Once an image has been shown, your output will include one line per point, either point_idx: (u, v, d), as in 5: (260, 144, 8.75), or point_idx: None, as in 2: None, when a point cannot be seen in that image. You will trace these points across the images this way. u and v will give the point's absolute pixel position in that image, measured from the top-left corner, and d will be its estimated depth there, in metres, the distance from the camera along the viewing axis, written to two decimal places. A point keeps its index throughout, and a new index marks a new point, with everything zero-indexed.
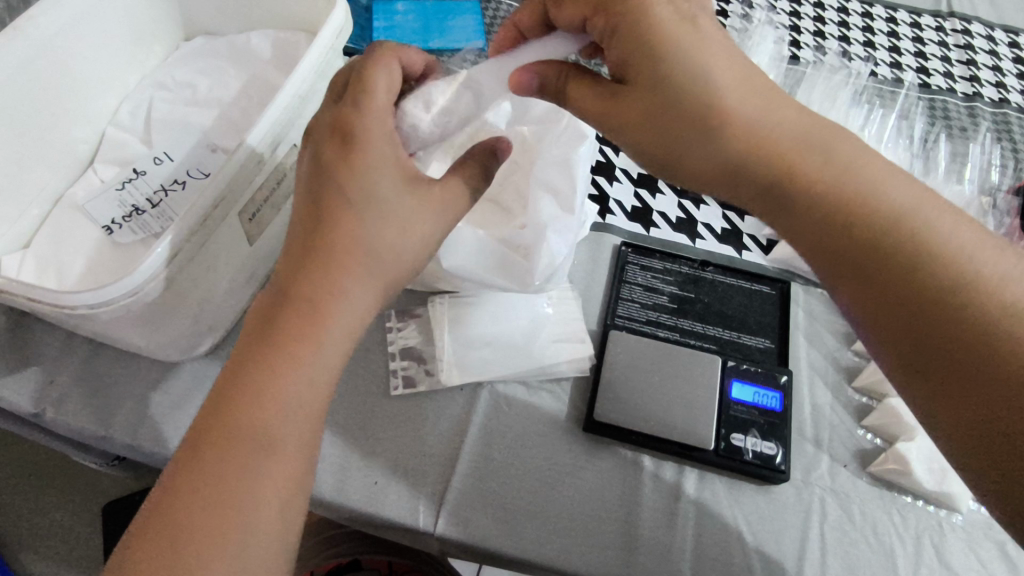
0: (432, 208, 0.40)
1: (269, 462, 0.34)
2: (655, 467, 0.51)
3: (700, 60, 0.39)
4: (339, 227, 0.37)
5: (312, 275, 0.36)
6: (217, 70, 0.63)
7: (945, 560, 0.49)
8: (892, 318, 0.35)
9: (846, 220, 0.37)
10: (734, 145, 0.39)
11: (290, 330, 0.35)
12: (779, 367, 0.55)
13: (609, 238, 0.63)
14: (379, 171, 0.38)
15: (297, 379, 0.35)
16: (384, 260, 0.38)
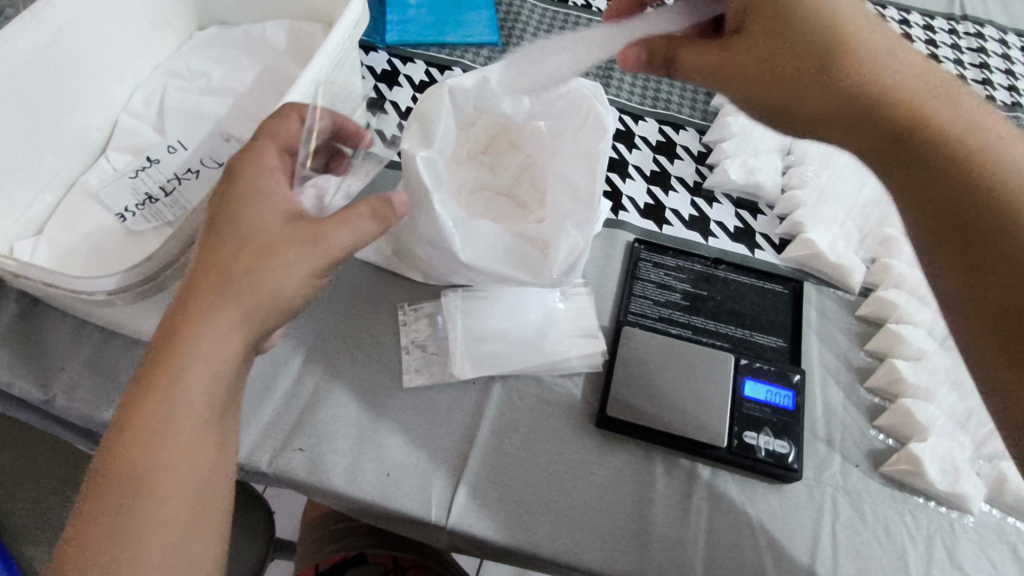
0: (302, 243, 0.40)
1: (138, 506, 0.34)
2: (667, 464, 0.51)
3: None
4: (212, 258, 0.38)
5: (184, 310, 0.37)
6: (232, 59, 0.63)
7: (956, 561, 0.49)
8: (961, 252, 0.37)
9: (927, 150, 0.39)
10: (824, 94, 0.41)
11: (155, 375, 0.36)
12: (791, 366, 0.55)
13: (622, 235, 0.63)
14: (255, 207, 0.40)
15: (169, 408, 0.35)
16: (259, 289, 0.38)
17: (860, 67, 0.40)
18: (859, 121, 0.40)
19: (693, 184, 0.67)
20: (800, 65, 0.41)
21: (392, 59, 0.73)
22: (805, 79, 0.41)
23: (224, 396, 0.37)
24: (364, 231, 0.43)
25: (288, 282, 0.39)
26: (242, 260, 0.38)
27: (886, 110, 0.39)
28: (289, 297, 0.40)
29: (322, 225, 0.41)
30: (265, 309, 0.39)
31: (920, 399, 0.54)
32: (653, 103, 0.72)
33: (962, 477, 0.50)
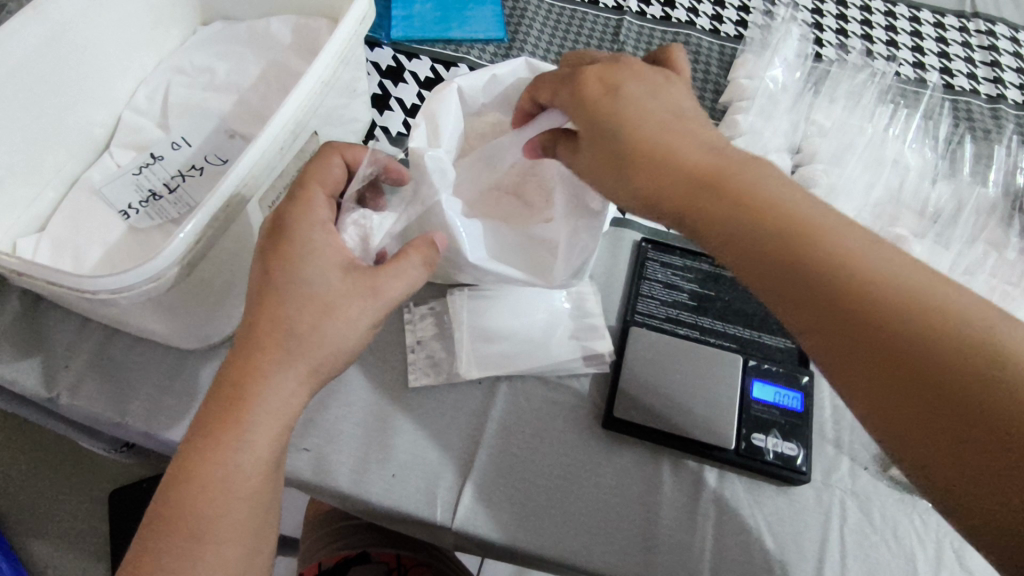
0: (362, 292, 0.42)
1: (208, 543, 0.37)
2: (675, 466, 0.51)
3: (654, 90, 0.43)
4: (271, 315, 0.40)
5: (246, 364, 0.39)
6: (237, 55, 0.63)
7: (965, 566, 0.48)
8: (867, 375, 0.32)
9: (812, 266, 0.34)
10: (692, 167, 0.39)
11: (225, 413, 0.38)
12: (800, 367, 0.54)
13: (629, 235, 0.62)
14: (310, 263, 0.41)
15: (238, 455, 0.38)
16: (315, 348, 0.41)
17: (646, 134, 0.41)
18: (697, 210, 0.38)
19: None
20: (633, 131, 0.41)
21: (398, 55, 0.73)
22: (661, 156, 0.40)
23: (285, 440, 0.41)
24: (411, 283, 0.44)
25: (341, 339, 0.41)
26: (299, 307, 0.40)
27: (746, 209, 0.37)
28: (341, 351, 0.42)
29: (373, 281, 0.42)
30: (320, 364, 0.41)
31: None
32: None
33: None
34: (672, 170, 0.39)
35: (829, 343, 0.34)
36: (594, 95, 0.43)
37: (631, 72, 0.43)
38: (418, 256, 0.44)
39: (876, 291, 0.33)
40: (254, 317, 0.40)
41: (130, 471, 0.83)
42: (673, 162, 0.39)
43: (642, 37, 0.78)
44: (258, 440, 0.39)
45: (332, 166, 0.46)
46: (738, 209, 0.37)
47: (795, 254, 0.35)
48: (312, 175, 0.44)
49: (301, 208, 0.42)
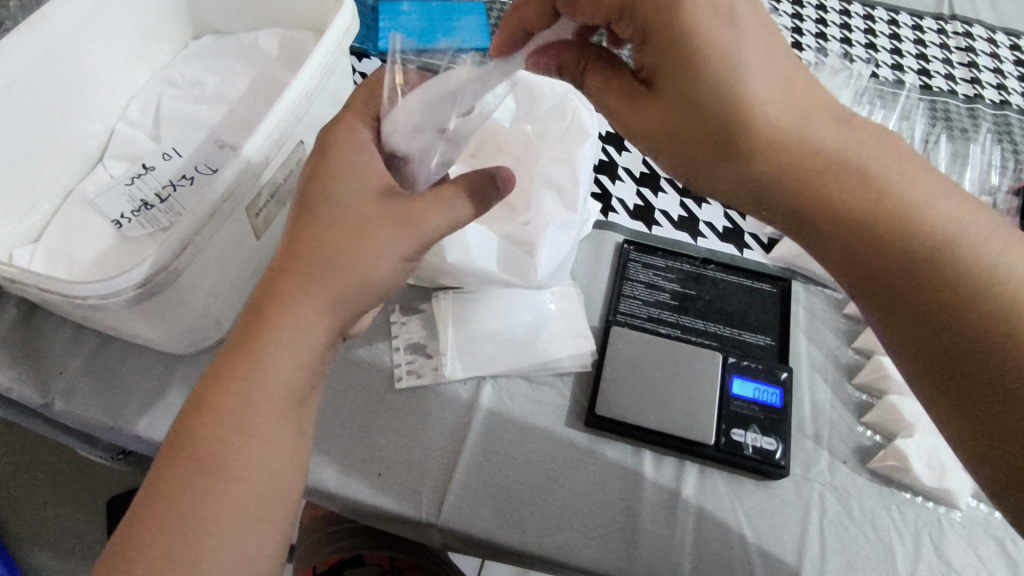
0: (400, 231, 0.39)
1: (223, 480, 0.36)
2: (657, 461, 0.52)
3: (734, 62, 0.38)
4: (310, 239, 0.38)
5: (274, 295, 0.37)
6: (226, 68, 0.64)
7: (943, 556, 0.49)
8: (894, 298, 0.37)
9: (873, 224, 0.37)
10: (783, 154, 0.39)
11: (253, 344, 0.37)
12: (779, 364, 0.55)
13: (612, 236, 0.63)
14: (350, 190, 0.39)
15: (258, 388, 0.37)
16: (345, 276, 0.38)
17: (785, 117, 0.39)
18: (782, 190, 0.39)
19: (682, 185, 0.67)
20: (732, 120, 0.39)
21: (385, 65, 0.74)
22: (745, 149, 0.39)
23: (307, 385, 0.39)
24: (455, 215, 0.41)
25: (372, 271, 0.39)
26: (335, 245, 0.38)
27: (817, 188, 0.38)
28: (374, 285, 0.39)
29: (406, 209, 0.40)
30: (351, 295, 0.39)
31: (906, 395, 0.54)
32: None
33: (949, 472, 0.51)
34: (753, 166, 0.39)
35: (863, 278, 0.38)
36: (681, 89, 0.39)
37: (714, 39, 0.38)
38: (463, 188, 0.42)
39: (925, 240, 0.37)
40: (290, 243, 0.38)
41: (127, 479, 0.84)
42: (760, 151, 0.39)
43: None
44: (283, 371, 0.37)
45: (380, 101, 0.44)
46: (814, 192, 0.39)
47: (847, 215, 0.38)
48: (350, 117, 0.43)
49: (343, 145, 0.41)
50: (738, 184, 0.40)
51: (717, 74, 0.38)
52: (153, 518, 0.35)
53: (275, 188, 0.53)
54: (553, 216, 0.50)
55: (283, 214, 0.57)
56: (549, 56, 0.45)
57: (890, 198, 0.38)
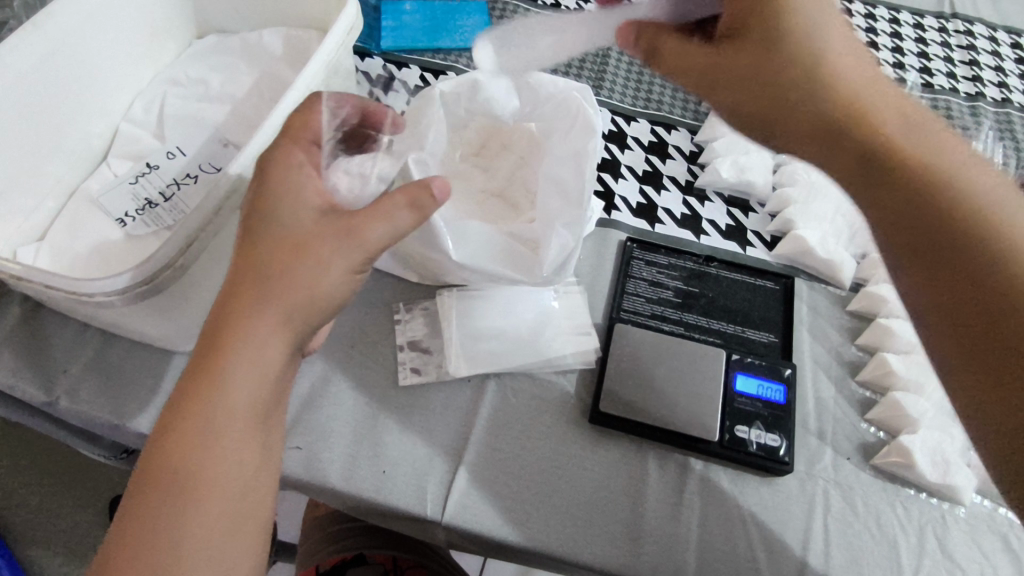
0: (340, 236, 0.39)
1: (185, 500, 0.35)
2: (661, 458, 0.52)
3: (814, 16, 0.41)
4: (256, 257, 0.38)
5: (223, 317, 0.37)
6: (229, 67, 0.64)
7: (947, 552, 0.49)
8: (933, 255, 0.36)
9: (909, 186, 0.38)
10: (833, 107, 0.40)
11: (206, 360, 0.37)
12: (782, 361, 0.56)
13: (615, 234, 0.63)
14: (293, 207, 0.39)
15: (218, 403, 0.36)
16: (292, 291, 0.38)
17: (847, 88, 0.41)
18: (833, 139, 0.41)
19: (685, 183, 0.68)
20: (789, 73, 0.41)
21: (388, 65, 0.74)
22: (795, 103, 0.41)
23: (268, 399, 0.38)
24: (395, 228, 0.40)
25: (318, 282, 0.39)
26: (274, 253, 0.38)
27: (866, 147, 0.39)
28: (324, 302, 0.39)
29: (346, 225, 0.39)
30: (298, 309, 0.38)
31: (910, 392, 0.55)
32: (645, 104, 0.74)
33: (953, 469, 0.51)
34: (801, 118, 0.42)
35: (901, 241, 0.38)
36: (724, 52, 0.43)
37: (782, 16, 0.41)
38: (403, 197, 0.40)
39: (967, 208, 0.36)
40: (237, 265, 0.39)
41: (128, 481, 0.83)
42: (827, 96, 0.40)
43: None
44: (240, 387, 0.37)
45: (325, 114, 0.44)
46: (864, 150, 0.39)
47: (892, 175, 0.38)
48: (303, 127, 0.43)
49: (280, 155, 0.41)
50: (792, 129, 0.42)
51: (772, 36, 0.41)
52: (120, 538, 0.35)
53: None
54: (557, 214, 0.50)
55: None
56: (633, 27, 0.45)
57: (941, 168, 0.38)
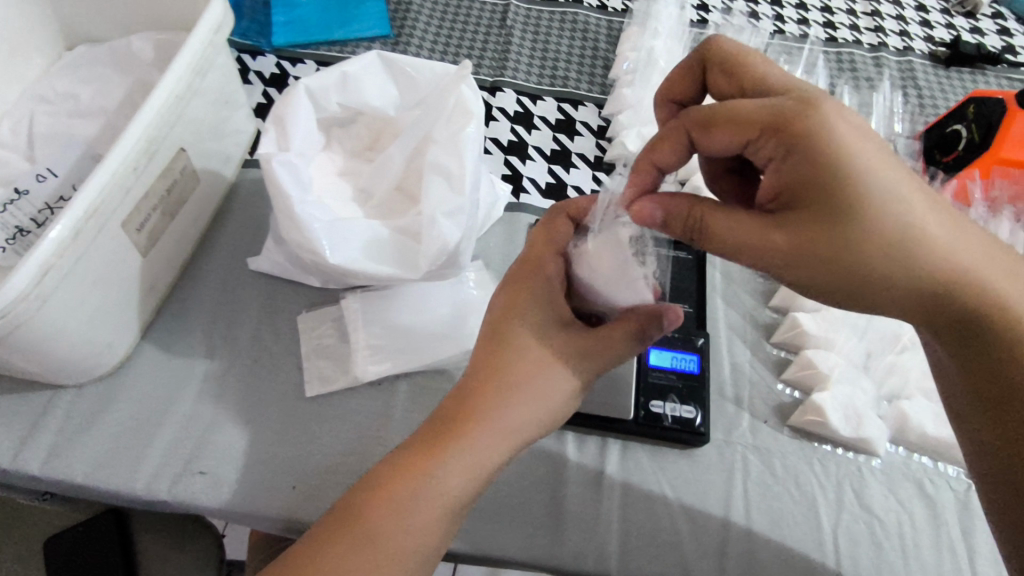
0: (568, 357, 0.43)
1: (375, 554, 0.38)
2: (578, 441, 0.51)
3: (878, 174, 0.36)
4: (496, 364, 0.43)
5: (454, 403, 0.42)
6: (102, 78, 0.60)
7: (865, 504, 0.49)
8: (990, 389, 0.39)
9: (968, 322, 0.38)
10: (897, 221, 0.36)
11: (435, 444, 0.40)
12: (696, 330, 0.55)
13: (524, 218, 0.62)
14: (529, 316, 0.44)
15: (431, 485, 0.40)
16: (520, 402, 0.42)
17: (900, 212, 0.36)
18: (856, 275, 0.37)
19: (594, 159, 0.66)
20: (854, 194, 0.36)
21: (281, 61, 0.71)
22: (874, 242, 0.36)
23: (468, 502, 0.41)
24: (620, 350, 0.44)
25: (549, 401, 0.42)
26: (524, 353, 0.43)
27: (911, 268, 0.37)
28: (530, 417, 0.42)
29: (588, 347, 0.43)
30: (532, 427, 0.42)
31: (821, 349, 0.55)
32: (551, 82, 0.72)
33: (864, 421, 0.51)
34: (858, 247, 0.36)
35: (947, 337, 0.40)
36: (846, 166, 0.36)
37: (850, 129, 0.36)
38: (628, 324, 0.43)
39: (981, 313, 0.38)
40: (472, 364, 0.44)
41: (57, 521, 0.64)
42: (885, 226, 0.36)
43: (530, 20, 0.77)
44: (479, 460, 0.40)
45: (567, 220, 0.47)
46: (913, 270, 0.37)
47: (966, 297, 0.38)
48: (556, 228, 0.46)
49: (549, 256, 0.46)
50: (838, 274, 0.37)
51: (826, 170, 0.36)
52: None
53: (156, 201, 0.51)
54: (439, 202, 0.46)
55: (172, 228, 0.54)
56: (654, 205, 0.40)
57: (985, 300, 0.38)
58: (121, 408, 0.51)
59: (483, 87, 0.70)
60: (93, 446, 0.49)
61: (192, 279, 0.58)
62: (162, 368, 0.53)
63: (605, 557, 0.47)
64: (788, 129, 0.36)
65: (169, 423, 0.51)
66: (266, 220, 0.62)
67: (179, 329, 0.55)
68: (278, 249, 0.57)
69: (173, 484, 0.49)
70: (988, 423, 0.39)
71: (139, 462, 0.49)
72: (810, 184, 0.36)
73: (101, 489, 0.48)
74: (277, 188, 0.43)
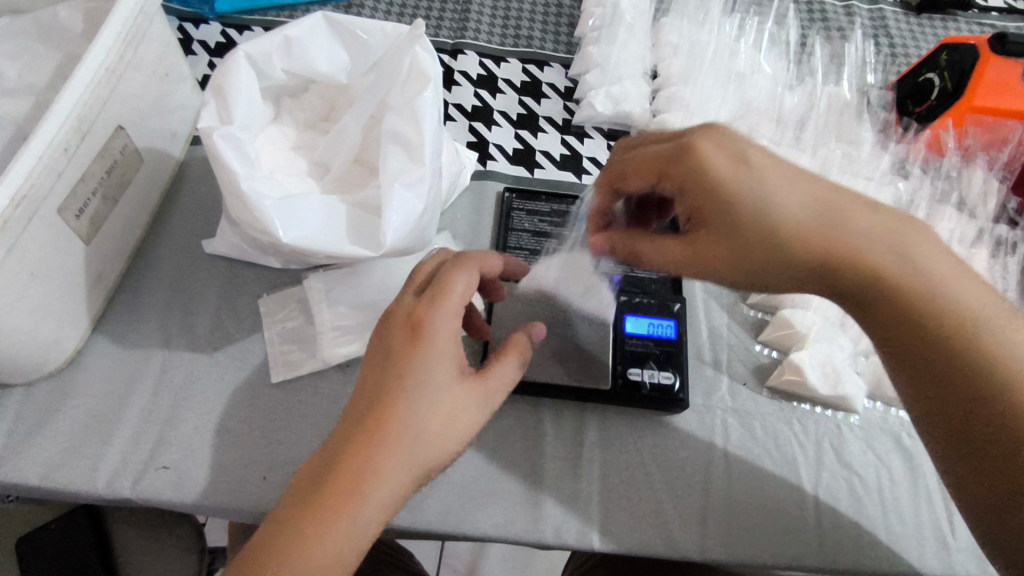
0: (475, 398, 0.38)
1: None
2: (557, 414, 0.50)
3: (777, 195, 0.36)
4: (393, 425, 0.34)
5: (344, 468, 0.33)
6: (26, 51, 0.55)
7: (844, 461, 0.49)
8: (935, 389, 0.36)
9: (908, 318, 0.36)
10: (796, 216, 0.36)
11: (323, 523, 0.32)
12: (672, 295, 0.54)
13: (492, 186, 0.60)
14: (431, 365, 0.36)
15: (322, 570, 0.32)
16: (430, 450, 0.35)
17: (800, 218, 0.36)
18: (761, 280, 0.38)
19: (562, 123, 0.64)
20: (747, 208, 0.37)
21: (226, 30, 0.67)
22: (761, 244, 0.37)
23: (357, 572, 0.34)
24: (512, 381, 0.41)
25: (453, 452, 0.37)
26: (427, 413, 0.35)
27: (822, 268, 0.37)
28: (432, 472, 0.36)
29: (488, 386, 0.39)
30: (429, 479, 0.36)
31: (798, 308, 0.54)
32: (514, 42, 0.69)
33: (843, 378, 0.51)
34: (770, 258, 0.37)
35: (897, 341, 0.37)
36: (723, 174, 0.37)
37: (728, 148, 0.38)
38: (518, 354, 0.41)
39: (944, 325, 0.36)
40: (362, 410, 0.35)
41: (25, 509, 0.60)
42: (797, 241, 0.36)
43: None
44: (387, 513, 0.34)
45: (474, 270, 0.40)
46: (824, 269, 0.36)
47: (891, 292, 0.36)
48: (452, 282, 0.38)
49: (441, 308, 0.37)
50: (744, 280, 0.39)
51: (713, 192, 0.37)
52: None
53: (95, 184, 0.47)
54: (397, 173, 0.43)
55: (115, 212, 0.51)
56: (602, 239, 0.46)
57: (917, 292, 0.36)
58: (75, 406, 0.49)
59: (444, 50, 0.67)
60: (48, 447, 0.47)
61: (143, 267, 0.55)
62: (117, 362, 0.51)
63: (587, 530, 0.46)
64: (670, 164, 0.39)
65: (128, 419, 0.48)
66: (220, 201, 0.59)
67: (133, 320, 0.52)
68: (232, 230, 0.54)
69: (135, 482, 0.46)
70: (922, 417, 0.38)
71: (97, 462, 0.47)
72: (705, 206, 0.38)
73: (58, 491, 0.46)
74: (220, 164, 0.40)
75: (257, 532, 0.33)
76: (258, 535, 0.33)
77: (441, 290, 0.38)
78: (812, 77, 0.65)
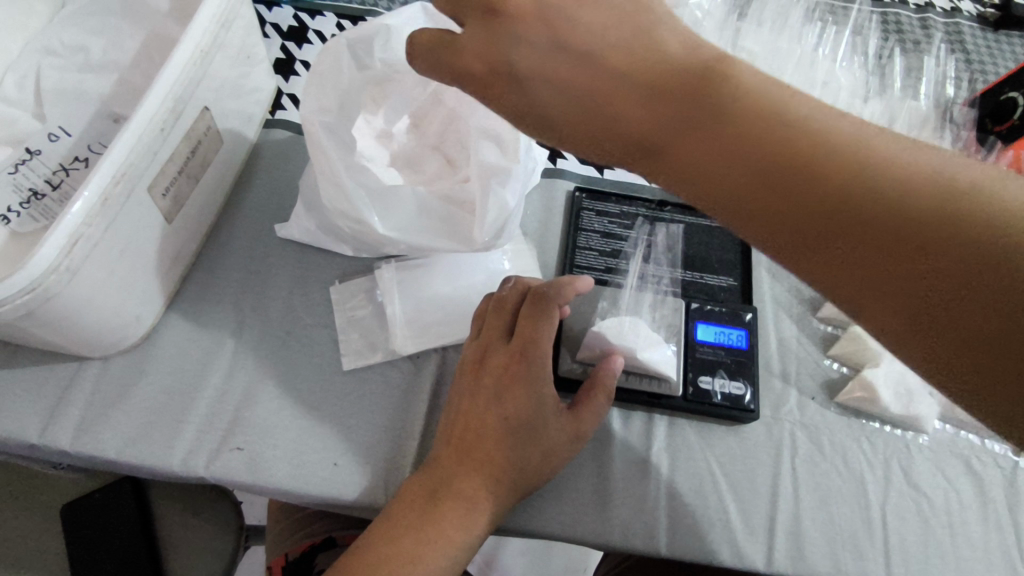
0: (567, 435, 0.45)
1: None
2: (624, 417, 0.50)
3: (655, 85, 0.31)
4: (503, 452, 0.44)
5: (465, 475, 0.43)
6: (112, 27, 0.55)
7: (912, 482, 0.49)
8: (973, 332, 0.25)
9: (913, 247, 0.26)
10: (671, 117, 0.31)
11: (449, 512, 0.42)
12: (743, 305, 0.54)
13: (562, 184, 0.59)
14: (530, 401, 0.45)
15: (447, 546, 0.42)
16: (528, 475, 0.44)
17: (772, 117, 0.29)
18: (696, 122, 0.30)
19: None
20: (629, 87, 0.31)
21: (299, 14, 0.67)
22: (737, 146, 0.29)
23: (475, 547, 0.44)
24: (601, 417, 0.47)
25: (549, 471, 0.45)
26: (527, 447, 0.44)
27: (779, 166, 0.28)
28: (532, 483, 0.45)
29: (577, 424, 0.46)
30: (528, 490, 0.45)
31: None
32: None
33: (917, 399, 0.50)
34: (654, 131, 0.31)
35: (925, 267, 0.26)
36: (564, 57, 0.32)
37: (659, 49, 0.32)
38: (605, 395, 0.47)
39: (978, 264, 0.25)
40: (472, 439, 0.45)
41: (72, 481, 0.60)
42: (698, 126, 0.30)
43: None
44: (494, 519, 0.43)
45: (555, 312, 0.47)
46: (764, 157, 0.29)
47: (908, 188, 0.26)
48: (537, 331, 0.46)
49: (535, 359, 0.46)
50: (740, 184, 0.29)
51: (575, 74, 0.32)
52: None
53: (181, 163, 0.48)
54: (489, 170, 0.44)
55: (196, 192, 0.51)
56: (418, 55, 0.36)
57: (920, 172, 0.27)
58: (150, 382, 0.49)
59: None
60: (125, 422, 0.47)
61: (215, 247, 0.55)
62: (190, 341, 0.51)
63: (654, 534, 0.46)
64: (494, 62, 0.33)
65: (202, 399, 0.49)
66: (291, 186, 0.59)
67: (206, 300, 0.53)
68: (307, 216, 0.54)
69: (208, 462, 0.47)
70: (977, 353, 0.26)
71: (173, 438, 0.47)
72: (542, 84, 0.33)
73: (134, 465, 0.47)
74: (321, 153, 0.42)
75: (401, 498, 0.44)
76: (403, 500, 0.43)
77: (533, 343, 0.46)
78: (888, 90, 0.64)
